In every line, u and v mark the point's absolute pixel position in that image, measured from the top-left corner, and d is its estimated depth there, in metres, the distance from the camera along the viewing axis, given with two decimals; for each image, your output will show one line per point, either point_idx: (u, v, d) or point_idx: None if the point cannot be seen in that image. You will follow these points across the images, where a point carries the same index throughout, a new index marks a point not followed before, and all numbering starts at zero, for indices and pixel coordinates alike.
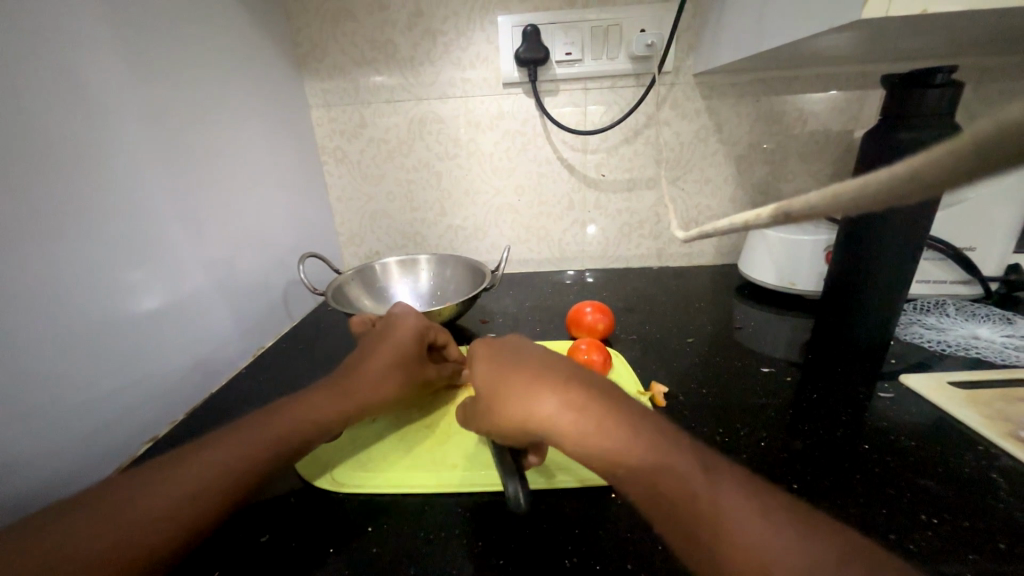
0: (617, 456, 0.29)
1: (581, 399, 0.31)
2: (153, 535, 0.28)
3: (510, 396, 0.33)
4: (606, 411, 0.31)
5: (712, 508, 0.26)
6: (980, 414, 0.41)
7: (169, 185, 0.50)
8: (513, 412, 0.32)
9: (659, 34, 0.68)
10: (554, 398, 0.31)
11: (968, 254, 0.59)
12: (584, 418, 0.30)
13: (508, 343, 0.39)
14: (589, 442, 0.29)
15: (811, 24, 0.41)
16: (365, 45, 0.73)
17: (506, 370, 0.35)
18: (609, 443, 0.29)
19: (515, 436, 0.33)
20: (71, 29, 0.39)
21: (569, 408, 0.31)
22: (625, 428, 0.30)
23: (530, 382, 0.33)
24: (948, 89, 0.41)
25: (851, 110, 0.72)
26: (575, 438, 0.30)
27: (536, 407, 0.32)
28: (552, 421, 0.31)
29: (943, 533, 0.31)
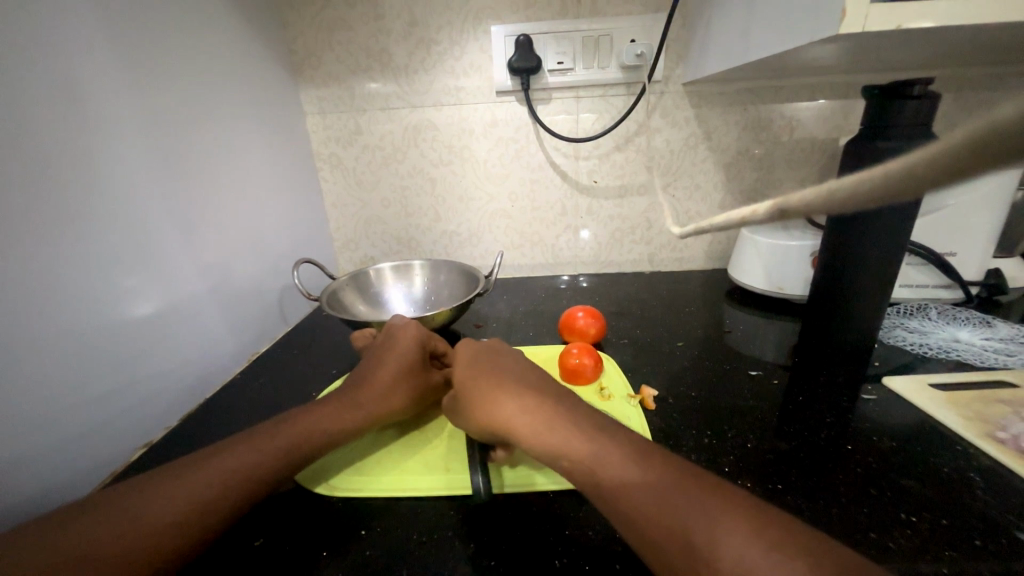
0: (561, 449, 0.32)
1: (536, 402, 0.35)
2: (169, 539, 0.29)
3: (473, 402, 0.38)
4: (557, 411, 0.34)
5: (643, 494, 0.28)
6: (959, 415, 0.43)
7: (165, 191, 0.50)
8: (477, 415, 0.37)
9: (649, 45, 0.70)
10: (511, 403, 0.36)
11: (949, 259, 0.61)
12: (536, 417, 0.34)
13: (482, 351, 0.43)
14: (547, 444, 0.33)
15: (795, 38, 0.42)
16: (360, 53, 0.74)
17: (473, 379, 0.39)
18: (555, 437, 0.33)
19: (482, 435, 0.37)
20: (66, 37, 0.40)
21: (524, 410, 0.35)
22: (572, 423, 0.33)
23: (491, 389, 0.37)
24: (926, 101, 0.42)
25: (836, 119, 0.74)
26: (528, 435, 0.34)
27: (495, 412, 0.36)
28: (511, 423, 0.35)
29: (921, 530, 0.32)
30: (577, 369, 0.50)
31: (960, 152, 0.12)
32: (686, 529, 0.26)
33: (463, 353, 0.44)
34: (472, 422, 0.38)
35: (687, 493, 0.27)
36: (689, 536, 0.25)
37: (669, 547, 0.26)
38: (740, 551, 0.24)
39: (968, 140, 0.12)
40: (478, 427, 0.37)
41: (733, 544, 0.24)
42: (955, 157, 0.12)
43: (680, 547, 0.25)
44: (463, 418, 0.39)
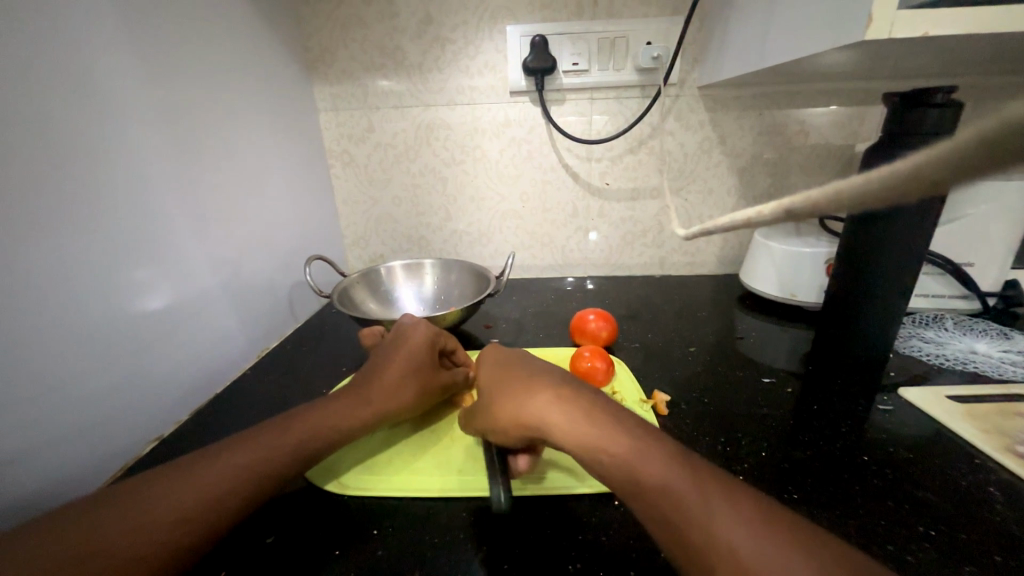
0: (597, 446, 0.31)
1: (569, 396, 0.35)
2: (180, 533, 0.29)
3: (502, 395, 0.38)
4: (593, 408, 0.34)
5: (684, 501, 0.27)
6: (977, 428, 0.42)
7: (177, 185, 0.50)
8: (508, 408, 0.36)
9: (665, 47, 0.70)
10: (544, 396, 0.35)
11: (966, 270, 0.60)
12: (571, 412, 0.34)
13: (508, 354, 0.43)
14: (576, 436, 0.32)
15: (814, 43, 0.42)
16: (374, 51, 0.74)
17: (505, 379, 0.39)
18: (591, 433, 0.32)
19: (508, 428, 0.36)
20: (82, 31, 0.40)
21: (557, 403, 0.34)
22: (611, 423, 0.32)
23: (522, 386, 0.37)
24: (948, 110, 0.42)
25: (853, 125, 0.73)
26: (560, 430, 0.33)
27: (526, 406, 0.35)
28: (542, 415, 0.34)
29: (939, 544, 0.32)
30: (589, 373, 0.50)
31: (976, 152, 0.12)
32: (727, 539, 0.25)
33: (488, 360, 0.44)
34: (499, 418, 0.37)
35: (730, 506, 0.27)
36: (730, 543, 0.25)
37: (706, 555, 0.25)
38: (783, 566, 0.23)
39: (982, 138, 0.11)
40: (505, 422, 0.36)
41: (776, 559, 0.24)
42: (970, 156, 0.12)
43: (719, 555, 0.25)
44: (490, 414, 0.38)
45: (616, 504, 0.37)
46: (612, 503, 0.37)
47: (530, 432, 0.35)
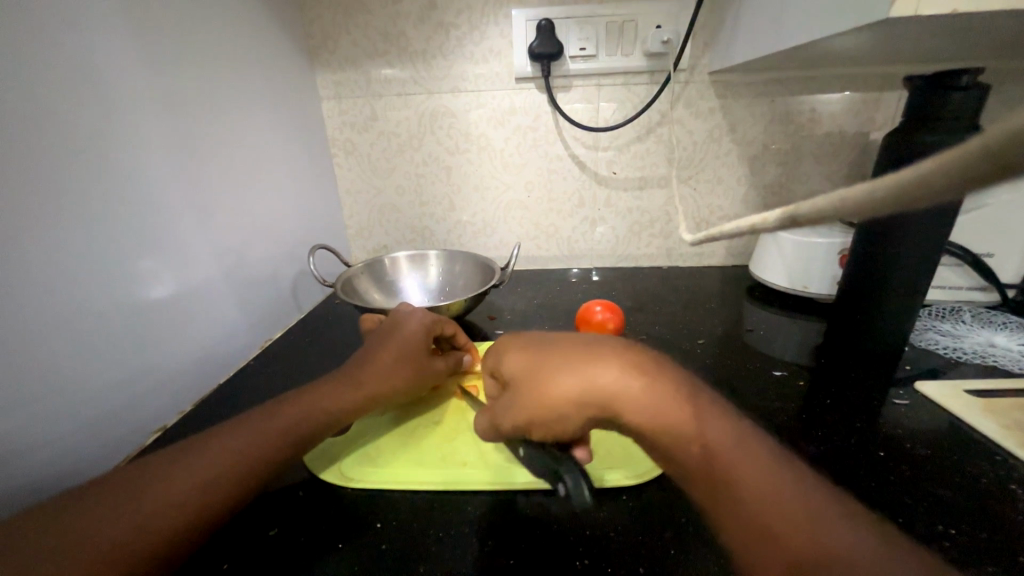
0: (687, 427, 0.28)
1: (643, 366, 0.31)
2: (174, 523, 0.29)
3: (561, 361, 0.32)
4: (672, 382, 0.30)
5: (773, 490, 0.26)
6: (998, 424, 0.41)
7: (178, 173, 0.49)
8: (573, 378, 0.31)
9: (675, 31, 0.68)
10: (616, 365, 0.30)
11: (986, 261, 0.58)
12: (652, 385, 0.29)
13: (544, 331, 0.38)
14: (658, 412, 0.29)
15: (835, 22, 0.40)
16: (377, 37, 0.73)
17: (552, 349, 0.34)
18: (678, 412, 0.29)
19: (570, 403, 0.31)
20: (81, 15, 0.39)
21: (634, 374, 0.30)
22: (692, 401, 0.29)
23: (584, 353, 0.32)
24: (974, 91, 0.40)
25: (869, 112, 0.71)
26: (644, 404, 0.29)
27: (599, 376, 0.30)
28: (618, 389, 0.29)
29: (959, 543, 0.31)
30: None
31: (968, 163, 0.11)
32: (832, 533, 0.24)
33: (512, 343, 0.37)
34: (558, 393, 0.31)
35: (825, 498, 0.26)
36: (840, 549, 0.23)
37: (809, 548, 0.24)
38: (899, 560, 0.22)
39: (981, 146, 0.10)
40: (568, 395, 0.31)
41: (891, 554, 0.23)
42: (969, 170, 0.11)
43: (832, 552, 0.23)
44: (542, 391, 0.32)
45: (625, 499, 0.36)
46: (621, 497, 0.36)
47: (599, 406, 0.30)
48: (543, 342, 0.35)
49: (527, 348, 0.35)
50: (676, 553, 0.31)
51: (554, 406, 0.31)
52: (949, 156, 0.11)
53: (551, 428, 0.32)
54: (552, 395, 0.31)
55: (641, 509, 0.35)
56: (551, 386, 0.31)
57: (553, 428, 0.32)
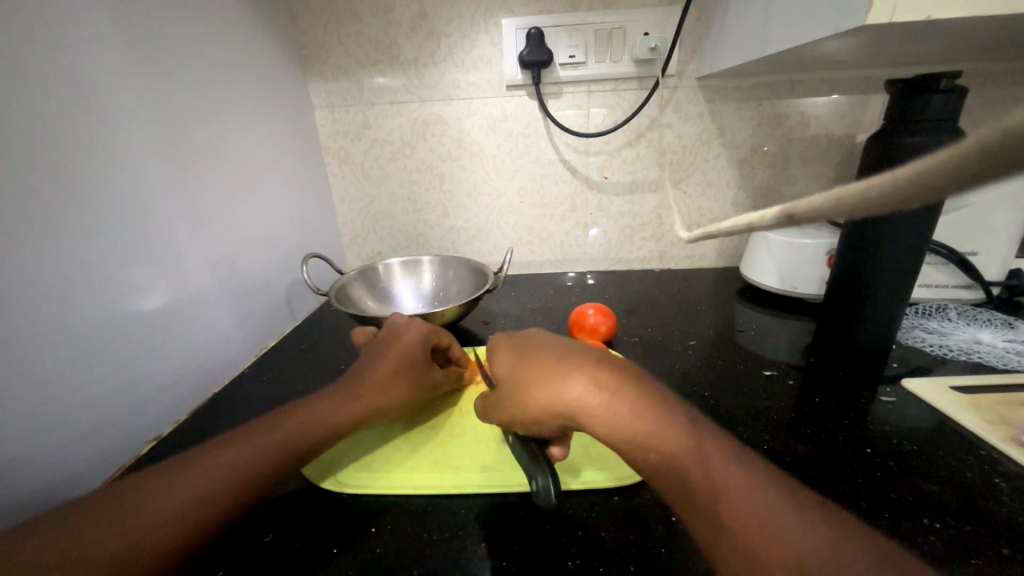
0: (646, 437, 0.29)
1: (608, 380, 0.32)
2: (170, 535, 0.29)
3: (531, 378, 0.34)
4: (637, 393, 0.31)
5: (735, 494, 0.26)
6: (983, 419, 0.42)
7: (172, 185, 0.50)
8: (540, 395, 0.33)
9: (663, 38, 0.69)
10: (581, 381, 0.32)
11: (970, 259, 0.59)
12: (614, 399, 0.30)
13: (526, 341, 0.39)
14: (618, 424, 0.30)
15: (816, 29, 0.41)
16: (369, 46, 0.74)
17: (530, 360, 0.36)
18: (639, 424, 0.30)
19: (540, 419, 0.33)
20: (75, 30, 0.40)
21: (597, 389, 0.31)
22: (656, 410, 0.30)
23: (553, 368, 0.34)
24: (952, 95, 0.41)
25: (854, 114, 0.72)
26: (605, 419, 0.30)
27: (564, 391, 0.32)
28: (580, 403, 0.31)
29: (944, 537, 0.31)
30: None
31: (969, 160, 0.11)
32: (787, 535, 0.24)
33: (503, 347, 0.40)
34: (530, 406, 0.33)
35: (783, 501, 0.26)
36: (795, 554, 0.24)
37: (763, 551, 0.24)
38: (847, 561, 0.23)
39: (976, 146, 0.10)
40: (537, 408, 0.33)
41: (842, 558, 0.23)
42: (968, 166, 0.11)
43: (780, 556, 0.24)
44: (519, 400, 0.34)
45: (616, 500, 0.36)
46: (613, 499, 0.36)
47: (566, 419, 0.32)
48: (518, 357, 0.37)
49: (503, 363, 0.38)
50: (667, 551, 0.31)
51: (527, 421, 0.34)
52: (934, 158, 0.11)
53: (530, 430, 0.34)
54: (524, 410, 0.34)
55: (632, 509, 0.35)
56: (525, 399, 0.34)
57: (532, 431, 0.34)
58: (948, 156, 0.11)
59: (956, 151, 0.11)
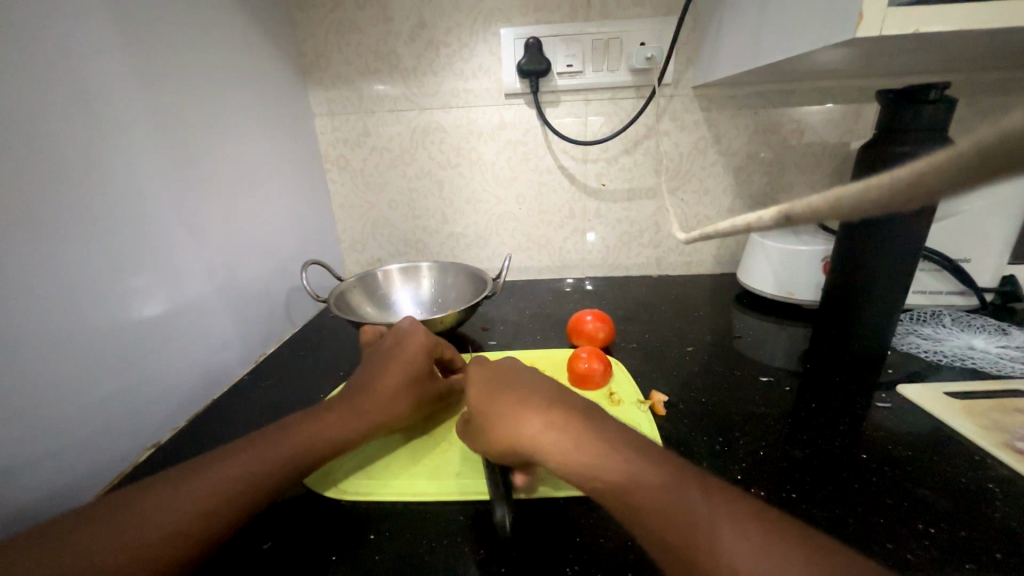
0: (594, 468, 0.30)
1: (561, 418, 0.33)
2: (170, 548, 0.29)
3: (492, 415, 0.36)
4: (586, 427, 0.33)
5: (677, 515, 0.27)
6: (977, 424, 0.42)
7: (173, 192, 0.50)
8: (500, 432, 0.35)
9: (658, 48, 0.70)
10: (534, 420, 0.34)
11: (963, 266, 0.60)
12: (563, 435, 0.32)
13: (492, 371, 0.41)
14: (568, 458, 0.31)
15: (808, 42, 0.42)
16: (368, 56, 0.74)
17: (491, 395, 0.37)
18: (586, 455, 0.31)
19: (501, 454, 0.35)
20: (78, 41, 0.40)
21: (550, 426, 0.33)
22: (601, 441, 0.31)
23: (511, 404, 0.36)
24: (942, 106, 0.42)
25: (847, 123, 0.73)
26: (556, 453, 0.32)
27: (519, 429, 0.34)
28: (534, 441, 0.33)
29: (940, 542, 0.32)
30: (587, 374, 0.50)
31: (968, 164, 0.11)
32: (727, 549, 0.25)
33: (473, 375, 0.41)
34: (492, 442, 0.35)
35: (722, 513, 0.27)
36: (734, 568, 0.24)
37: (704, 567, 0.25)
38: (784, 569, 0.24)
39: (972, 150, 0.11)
40: (498, 446, 0.35)
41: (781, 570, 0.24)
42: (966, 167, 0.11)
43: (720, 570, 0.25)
44: (484, 436, 0.36)
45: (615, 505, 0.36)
46: None
47: (524, 455, 0.34)
48: (482, 389, 0.39)
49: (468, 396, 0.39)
50: None
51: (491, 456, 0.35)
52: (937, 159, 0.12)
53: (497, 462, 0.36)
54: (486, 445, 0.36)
55: None
56: (487, 436, 0.36)
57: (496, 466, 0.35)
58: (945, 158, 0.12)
59: (951, 154, 0.11)
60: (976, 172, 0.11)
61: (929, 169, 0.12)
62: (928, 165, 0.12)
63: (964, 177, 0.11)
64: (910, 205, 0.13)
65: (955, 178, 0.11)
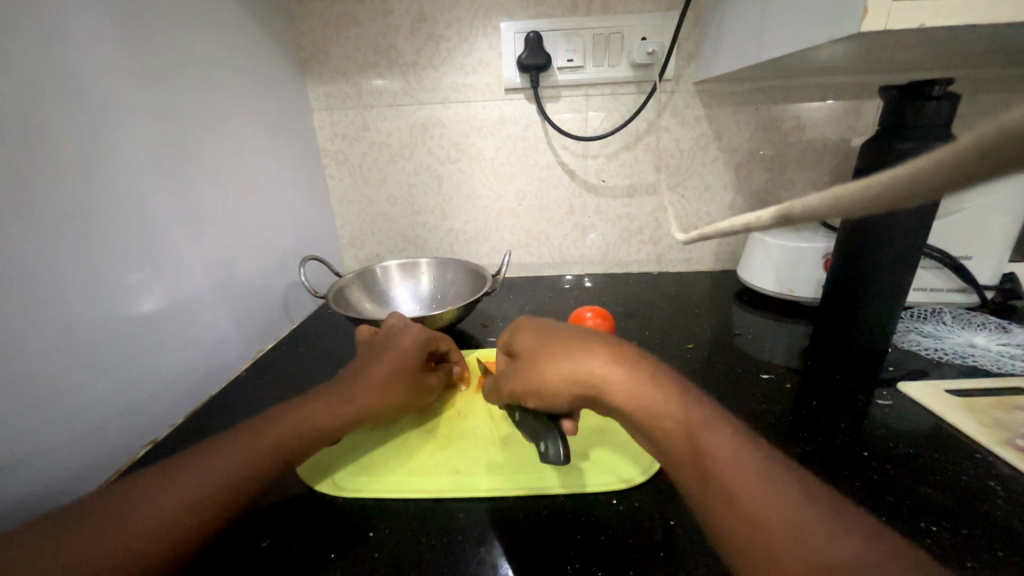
0: (663, 408, 0.31)
1: (629, 359, 0.34)
2: (157, 545, 0.28)
3: (554, 352, 0.36)
4: (652, 373, 0.33)
5: (748, 466, 0.28)
6: (978, 422, 0.42)
7: (168, 186, 0.49)
8: (566, 367, 0.34)
9: (660, 43, 0.69)
10: (609, 357, 0.34)
11: (964, 263, 0.60)
12: (634, 373, 0.33)
13: (546, 323, 0.41)
14: (639, 395, 0.32)
15: (811, 37, 0.42)
16: (368, 49, 0.74)
17: (557, 337, 0.37)
18: (656, 399, 0.31)
19: (561, 387, 0.34)
20: (74, 33, 0.40)
21: (619, 364, 0.33)
22: (669, 387, 0.32)
23: (578, 343, 0.36)
24: (945, 102, 0.42)
25: (849, 119, 0.73)
26: (626, 389, 0.32)
27: (588, 362, 0.34)
28: (607, 376, 0.33)
29: (941, 540, 0.31)
30: None
31: (968, 160, 0.11)
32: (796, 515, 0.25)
33: (524, 328, 0.41)
34: (551, 374, 0.34)
35: (791, 482, 0.27)
36: (794, 518, 0.25)
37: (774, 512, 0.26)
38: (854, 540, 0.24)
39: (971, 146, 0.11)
40: (560, 378, 0.34)
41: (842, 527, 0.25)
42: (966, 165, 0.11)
43: (789, 533, 0.25)
44: (538, 372, 0.35)
45: (616, 502, 0.36)
46: (613, 503, 0.36)
47: (586, 390, 0.33)
48: (533, 335, 0.39)
49: (518, 340, 0.40)
50: (665, 555, 0.32)
51: (544, 390, 0.35)
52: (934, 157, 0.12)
53: (546, 402, 0.36)
54: (540, 381, 0.35)
55: (631, 514, 0.35)
56: (546, 371, 0.35)
57: (541, 407, 0.36)
58: (944, 156, 0.11)
59: (953, 151, 0.11)
60: (976, 171, 0.11)
61: (927, 166, 0.12)
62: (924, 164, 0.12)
63: (961, 176, 0.11)
64: (910, 204, 0.13)
65: (955, 177, 0.11)
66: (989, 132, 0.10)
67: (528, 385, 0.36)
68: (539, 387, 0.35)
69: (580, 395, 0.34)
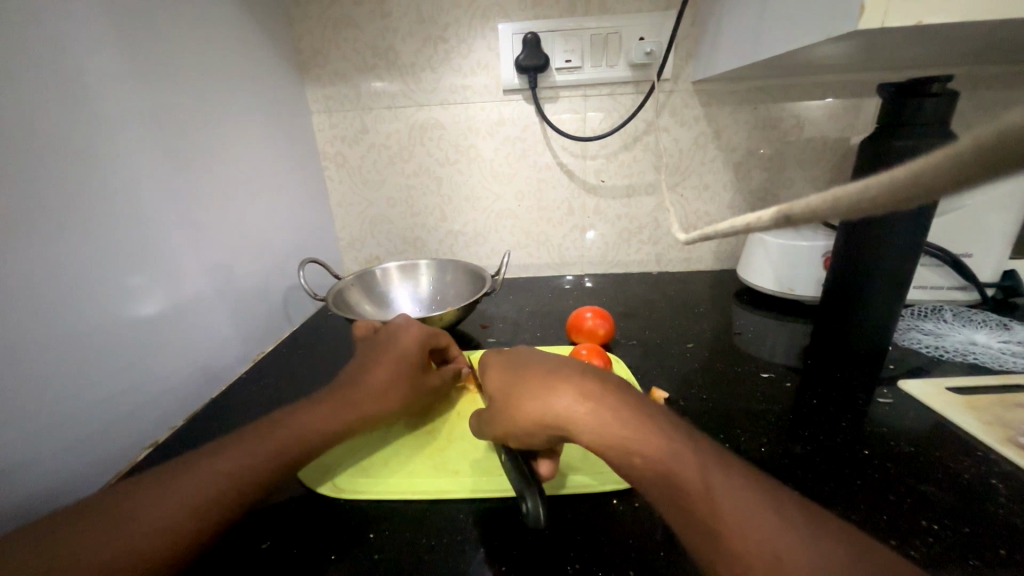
0: (633, 444, 0.30)
1: (596, 392, 0.33)
2: (151, 550, 0.28)
3: (521, 391, 0.35)
4: (620, 404, 0.32)
5: (723, 498, 0.27)
6: (979, 420, 0.42)
7: (168, 190, 0.50)
8: (532, 408, 0.33)
9: (658, 43, 0.69)
10: (571, 392, 0.33)
11: (965, 261, 0.60)
12: (600, 409, 0.31)
13: (517, 352, 0.40)
14: (605, 432, 0.31)
15: (809, 35, 0.42)
16: (366, 51, 0.74)
17: (521, 370, 0.36)
18: (626, 434, 0.30)
19: (529, 429, 0.34)
20: (73, 37, 0.40)
21: (584, 399, 0.32)
22: (638, 419, 0.31)
23: (544, 378, 0.34)
24: (944, 99, 0.42)
25: (848, 118, 0.73)
26: (591, 428, 0.31)
27: (552, 401, 0.33)
28: (571, 414, 0.32)
29: (943, 539, 0.31)
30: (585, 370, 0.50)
31: (967, 159, 0.11)
32: (775, 548, 0.24)
33: (495, 360, 0.40)
34: (521, 416, 0.34)
35: (769, 510, 0.26)
36: (772, 553, 0.24)
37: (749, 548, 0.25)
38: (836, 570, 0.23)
39: (971, 145, 0.11)
40: (529, 420, 0.33)
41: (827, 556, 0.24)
42: (965, 163, 0.11)
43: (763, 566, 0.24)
44: (510, 414, 0.35)
45: (616, 503, 0.36)
46: (613, 504, 0.36)
47: (555, 429, 0.33)
48: (503, 369, 0.38)
49: (489, 375, 0.39)
50: (665, 555, 0.31)
51: (518, 433, 0.35)
52: (935, 158, 0.11)
53: (520, 443, 0.35)
54: (513, 422, 0.35)
55: (631, 514, 0.35)
56: (517, 413, 0.34)
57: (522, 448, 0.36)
58: (944, 155, 0.11)
59: (952, 151, 0.11)
60: (976, 173, 0.11)
61: (926, 167, 0.12)
62: (925, 164, 0.12)
63: (960, 175, 0.11)
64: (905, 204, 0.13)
65: (955, 175, 0.11)
66: (987, 135, 0.10)
67: (503, 426, 0.36)
68: (513, 429, 0.35)
69: (550, 436, 0.33)
